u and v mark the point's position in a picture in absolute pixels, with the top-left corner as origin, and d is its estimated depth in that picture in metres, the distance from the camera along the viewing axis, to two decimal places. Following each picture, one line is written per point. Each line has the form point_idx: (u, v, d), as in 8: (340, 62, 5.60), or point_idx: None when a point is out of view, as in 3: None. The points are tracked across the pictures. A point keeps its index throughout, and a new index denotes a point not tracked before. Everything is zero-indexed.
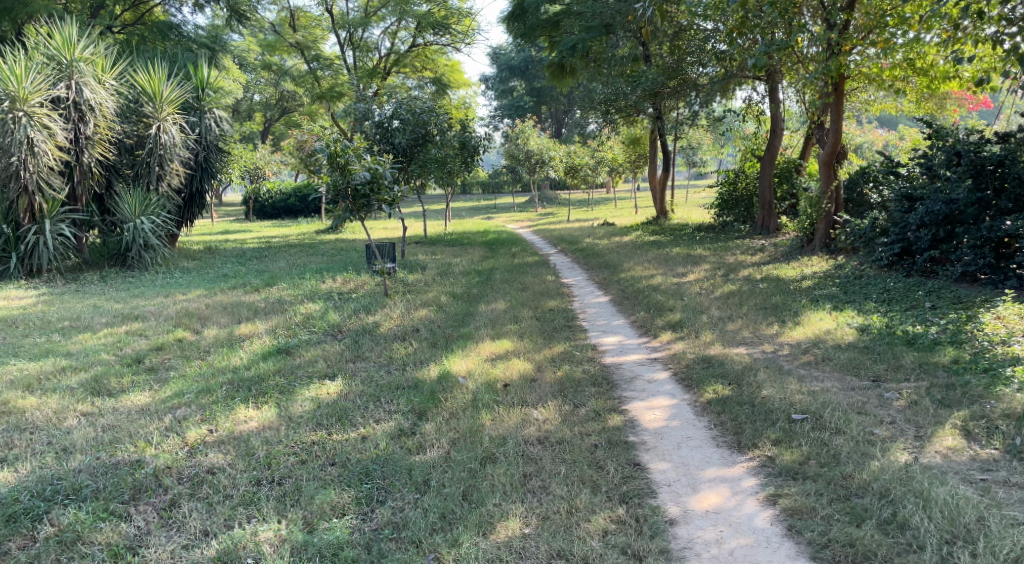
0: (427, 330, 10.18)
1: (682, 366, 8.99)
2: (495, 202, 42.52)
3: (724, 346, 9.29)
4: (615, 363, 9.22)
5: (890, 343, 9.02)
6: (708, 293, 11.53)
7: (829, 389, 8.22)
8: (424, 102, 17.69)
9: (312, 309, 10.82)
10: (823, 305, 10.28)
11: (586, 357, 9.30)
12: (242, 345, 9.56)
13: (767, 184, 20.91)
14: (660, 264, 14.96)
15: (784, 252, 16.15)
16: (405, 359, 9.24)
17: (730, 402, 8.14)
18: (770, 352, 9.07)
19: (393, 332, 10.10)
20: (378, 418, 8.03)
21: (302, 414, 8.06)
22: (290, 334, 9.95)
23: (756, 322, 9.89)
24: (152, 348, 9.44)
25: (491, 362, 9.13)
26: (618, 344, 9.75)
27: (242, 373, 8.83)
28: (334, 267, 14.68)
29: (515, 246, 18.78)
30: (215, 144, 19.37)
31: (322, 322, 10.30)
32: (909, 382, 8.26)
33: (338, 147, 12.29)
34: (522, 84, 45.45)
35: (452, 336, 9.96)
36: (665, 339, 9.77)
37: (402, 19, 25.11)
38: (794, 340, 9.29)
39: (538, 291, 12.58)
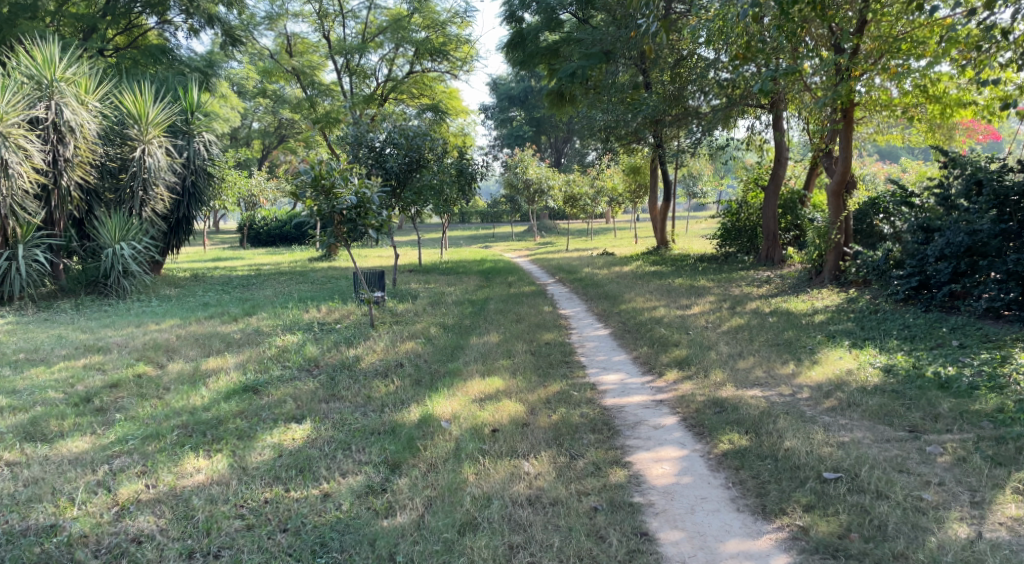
0: (412, 366, 9.43)
1: (691, 410, 8.23)
2: (493, 232, 41.90)
3: (736, 388, 8.53)
4: (617, 405, 8.46)
5: (922, 387, 8.27)
6: (716, 326, 10.79)
7: (860, 440, 7.47)
8: (417, 126, 17.07)
9: (288, 341, 10.08)
10: (841, 342, 9.56)
11: (585, 399, 8.52)
12: (207, 382, 8.80)
13: (772, 215, 20.27)
14: (662, 295, 14.26)
15: (791, 284, 15.45)
16: (386, 399, 8.49)
17: (750, 455, 7.39)
18: (787, 395, 8.33)
19: (375, 367, 9.36)
20: (345, 470, 7.28)
21: (258, 466, 7.32)
22: (260, 370, 9.21)
23: (769, 360, 9.15)
24: (106, 384, 8.70)
25: (480, 404, 8.36)
26: (619, 383, 9.00)
27: (200, 415, 8.08)
28: (319, 295, 13.97)
29: (511, 275, 18.09)
30: (205, 169, 18.68)
31: (296, 357, 9.55)
32: (950, 434, 7.52)
33: (323, 169, 11.63)
34: (521, 113, 44.89)
35: (438, 373, 9.20)
36: (671, 378, 9.01)
37: (400, 46, 24.59)
38: (814, 382, 8.54)
39: (534, 323, 11.86)
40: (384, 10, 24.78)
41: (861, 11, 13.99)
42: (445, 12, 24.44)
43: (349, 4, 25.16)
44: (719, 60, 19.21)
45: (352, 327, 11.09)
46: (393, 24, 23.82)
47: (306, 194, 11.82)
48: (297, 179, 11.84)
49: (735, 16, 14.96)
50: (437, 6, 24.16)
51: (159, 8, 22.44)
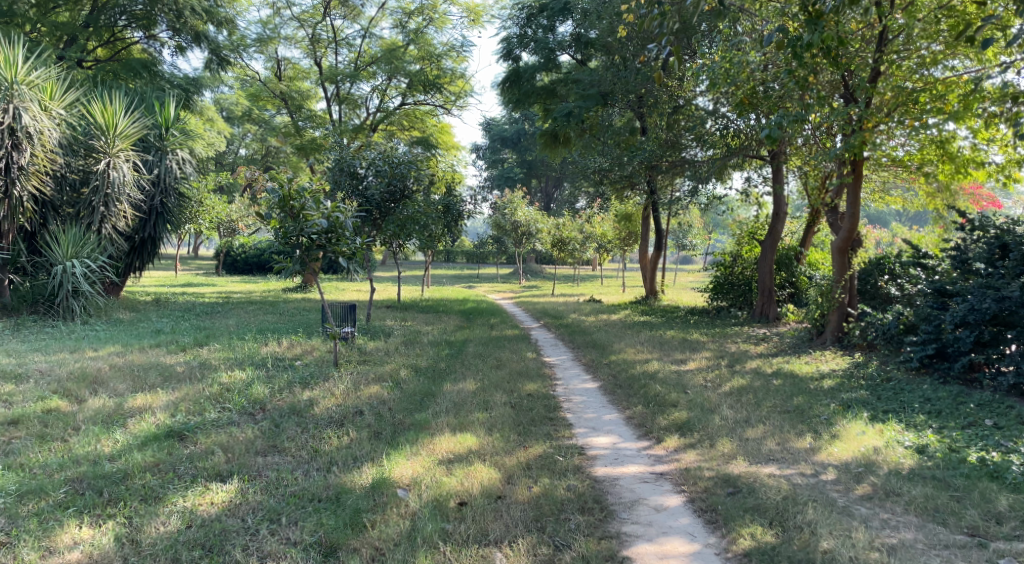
0: (373, 415, 8.33)
1: (698, 489, 7.17)
2: (477, 272, 40.94)
3: (749, 464, 7.49)
4: (610, 477, 7.38)
5: (970, 476, 7.24)
6: (718, 386, 9.75)
7: (910, 544, 6.44)
8: (403, 153, 16.14)
9: (235, 378, 8.97)
10: (860, 414, 8.54)
11: (572, 468, 7.44)
12: (125, 424, 7.77)
13: (768, 270, 19.36)
14: (654, 347, 13.24)
15: (790, 344, 14.48)
16: (338, 454, 7.44)
17: (777, 557, 6.36)
18: (807, 477, 7.29)
19: (330, 414, 8.25)
20: (265, 554, 6.30)
21: (156, 542, 6.34)
22: (193, 412, 8.12)
23: (782, 430, 8.11)
24: (5, 422, 7.65)
25: (447, 467, 7.30)
26: (611, 448, 7.93)
27: (102, 466, 7.08)
28: (283, 327, 12.89)
29: (493, 317, 17.08)
30: (176, 188, 17.50)
31: (240, 397, 8.46)
32: (1019, 542, 6.47)
33: (293, 190, 10.65)
34: (512, 155, 44.18)
35: (403, 425, 8.10)
36: (672, 446, 7.93)
37: (394, 78, 23.62)
38: (838, 461, 7.53)
39: (515, 371, 10.78)
40: (379, 39, 23.94)
41: (877, 59, 12.75)
42: (441, 46, 23.65)
43: (343, 32, 24.37)
44: (721, 105, 18.25)
45: (313, 365, 9.99)
46: (387, 55, 22.99)
47: (273, 215, 10.82)
48: (263, 197, 10.84)
49: (740, 58, 13.93)
50: (433, 38, 23.38)
51: (145, 22, 21.43)
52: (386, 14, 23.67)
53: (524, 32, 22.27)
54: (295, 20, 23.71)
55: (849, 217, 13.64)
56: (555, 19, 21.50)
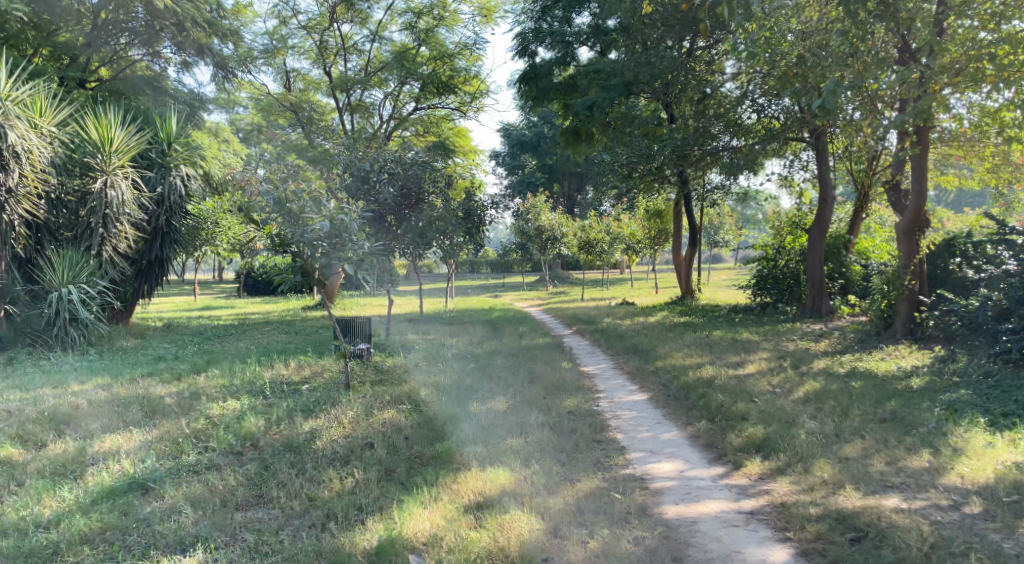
0: (387, 448, 7.22)
1: (808, 537, 5.99)
2: (503, 282, 39.60)
3: (853, 496, 6.29)
4: (687, 521, 6.24)
5: None
6: (789, 393, 8.45)
7: None
8: (414, 153, 14.89)
9: (225, 410, 7.93)
10: (977, 421, 7.30)
11: (636, 511, 6.30)
12: (81, 475, 6.75)
13: (817, 260, 17.83)
14: (703, 351, 11.90)
15: (855, 339, 13.14)
16: (338, 505, 6.33)
17: None
18: (947, 512, 6.07)
19: (335, 450, 7.17)
20: None
21: None
22: (169, 455, 7.10)
23: (889, 446, 6.94)
24: None
25: (477, 517, 6.18)
26: (680, 478, 6.83)
27: (30, 540, 5.94)
28: (292, 347, 11.72)
29: (523, 325, 15.80)
30: (182, 207, 16.02)
31: (225, 434, 7.37)
32: None
33: (289, 190, 9.34)
34: (533, 160, 42.78)
35: (421, 459, 7.03)
36: (754, 474, 6.80)
37: (406, 84, 22.36)
38: (978, 486, 6.31)
39: (550, 384, 9.52)
40: (388, 43, 22.61)
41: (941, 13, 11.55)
42: (454, 44, 22.07)
43: (352, 38, 23.02)
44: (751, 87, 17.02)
45: (322, 387, 8.85)
46: (397, 59, 21.59)
47: (266, 220, 9.54)
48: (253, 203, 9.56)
49: (782, 25, 13.19)
50: (445, 38, 21.83)
51: (148, 37, 19.87)
52: (395, 16, 22.47)
53: (539, 26, 20.76)
54: (301, 29, 22.43)
55: (914, 195, 12.46)
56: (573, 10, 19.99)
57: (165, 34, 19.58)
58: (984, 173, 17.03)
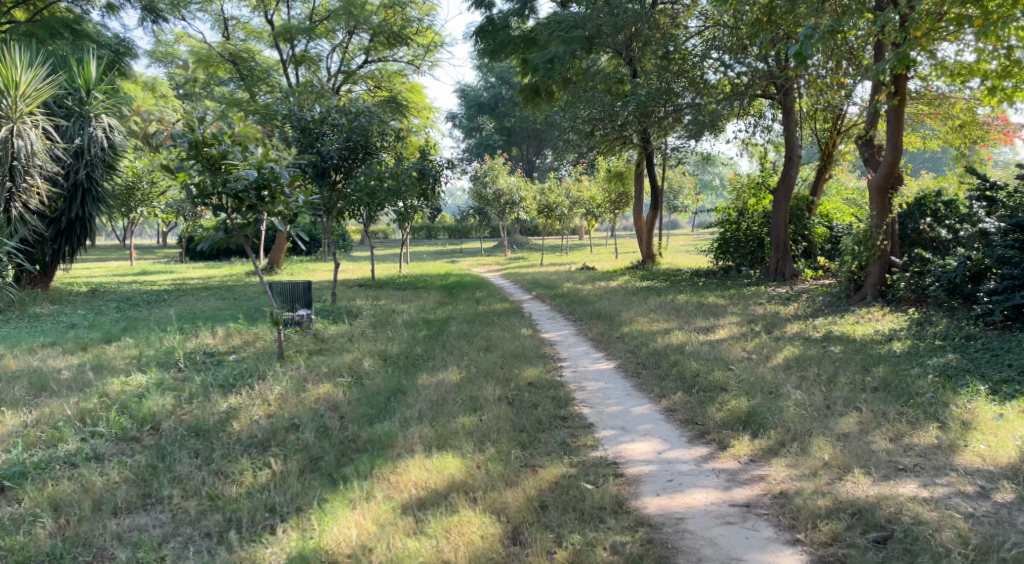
0: (318, 433, 6.54)
1: (823, 539, 5.41)
2: (461, 248, 38.59)
3: (847, 487, 5.78)
4: (671, 514, 5.66)
5: None
6: (765, 359, 7.85)
7: None
8: (360, 103, 13.81)
9: (125, 387, 7.21)
10: (981, 389, 6.82)
11: (609, 504, 5.72)
12: None
13: (780, 221, 16.97)
14: (669, 315, 11.18)
15: (824, 302, 12.49)
16: (243, 508, 5.71)
17: None
18: (977, 501, 5.58)
19: (251, 436, 6.52)
20: None
21: None
22: (44, 443, 6.37)
23: (889, 419, 6.48)
24: None
25: (419, 517, 5.59)
26: (663, 462, 6.20)
27: None
28: (223, 313, 10.77)
29: (479, 291, 14.98)
30: (105, 160, 14.87)
31: (119, 416, 6.70)
32: None
33: (208, 132, 8.29)
34: (491, 123, 41.64)
35: (356, 445, 6.38)
36: (743, 455, 6.25)
37: (355, 35, 21.20)
38: (998, 467, 5.85)
39: (509, 352, 8.74)
40: None
41: None
42: None
43: None
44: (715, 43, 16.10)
45: (251, 357, 8.06)
46: (344, 8, 20.06)
47: (182, 166, 8.43)
48: (169, 147, 8.44)
49: None
50: None
51: None
52: None
53: None
54: None
55: (889, 150, 11.78)
56: None
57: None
58: (947, 133, 16.51)
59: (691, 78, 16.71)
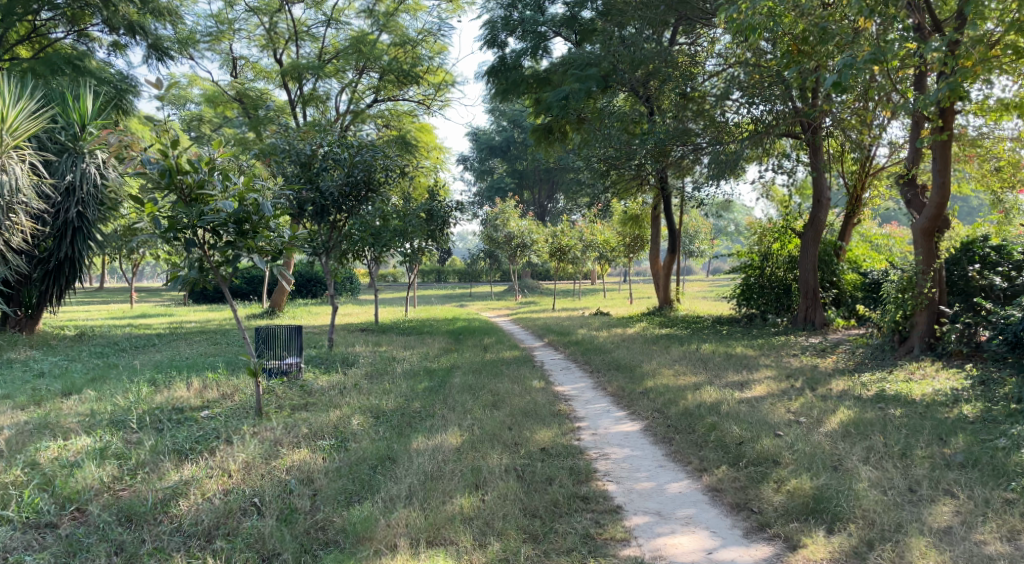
0: (279, 521, 5.80)
1: None
2: (470, 293, 37.65)
3: None
4: None
5: None
6: (816, 423, 7.03)
7: None
8: (363, 137, 12.94)
9: (61, 456, 6.41)
10: None
11: None
12: None
13: (810, 266, 15.91)
14: (695, 367, 10.21)
15: (865, 356, 11.45)
16: None
17: None
18: None
19: (194, 523, 5.76)
20: None
21: None
22: None
23: (993, 510, 5.74)
24: None
25: None
26: None
27: None
28: (206, 361, 9.85)
29: (489, 337, 14.01)
30: (98, 198, 14.03)
31: (35, 495, 5.93)
32: None
33: (185, 158, 7.51)
34: (503, 167, 40.84)
35: (321, 539, 5.64)
36: (818, 558, 5.48)
37: (365, 74, 20.43)
38: None
39: (518, 409, 7.72)
40: (348, 31, 20.30)
41: None
42: (416, 31, 20.10)
43: (307, 25, 20.10)
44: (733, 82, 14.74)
45: (223, 415, 7.29)
46: (353, 45, 19.37)
47: (153, 198, 7.66)
48: (138, 175, 7.71)
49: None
50: (407, 25, 19.90)
51: (76, 15, 16.68)
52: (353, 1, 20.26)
53: (510, 15, 18.32)
54: (249, 13, 19.30)
55: (935, 189, 10.88)
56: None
57: (98, 16, 16.55)
58: (982, 176, 15.57)
59: (709, 119, 15.42)
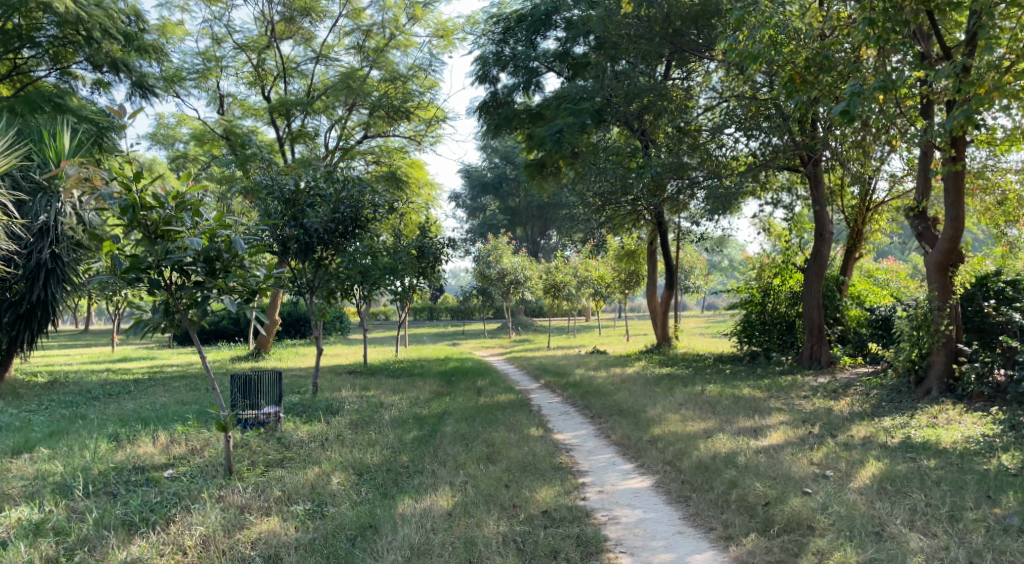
0: None
1: None
2: (463, 330, 37.00)
3: None
4: None
5: None
6: (845, 477, 6.74)
7: None
8: (349, 171, 12.35)
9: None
10: None
11: None
12: None
13: (814, 303, 15.21)
14: (701, 411, 9.66)
15: (879, 397, 10.80)
16: None
17: None
18: None
19: None
20: None
21: None
22: None
23: None
24: None
25: None
26: None
27: None
28: (179, 411, 9.23)
29: (483, 378, 13.42)
30: (73, 238, 13.41)
31: None
32: None
33: (148, 194, 6.93)
34: (495, 203, 40.40)
35: None
36: None
37: (353, 111, 19.88)
38: None
39: (515, 463, 7.26)
40: (337, 68, 19.66)
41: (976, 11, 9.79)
42: (405, 66, 19.65)
43: (296, 62, 19.59)
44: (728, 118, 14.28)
45: (187, 475, 6.90)
46: (342, 81, 18.78)
47: (116, 236, 7.09)
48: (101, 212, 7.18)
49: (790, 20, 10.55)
50: (397, 60, 19.44)
51: (61, 54, 15.97)
52: (342, 37, 19.83)
53: (501, 50, 17.85)
54: (236, 49, 18.79)
55: (949, 221, 10.30)
56: (537, 31, 17.24)
57: (82, 54, 15.86)
58: (987, 210, 15.12)
59: (704, 152, 14.96)
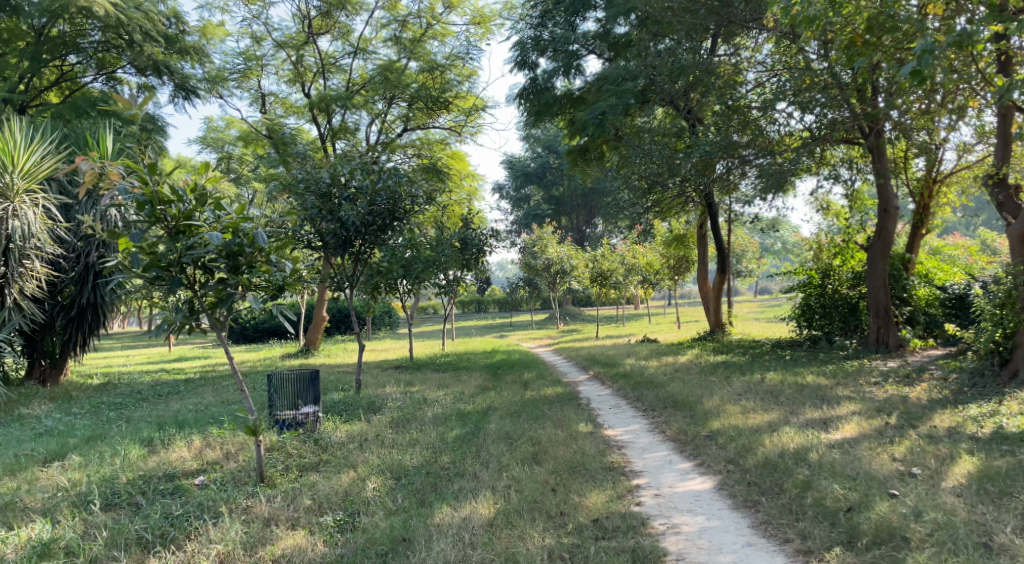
0: None
1: None
2: (510, 321, 36.52)
3: None
4: None
5: None
6: (934, 477, 6.27)
7: None
8: (385, 160, 11.86)
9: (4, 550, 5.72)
10: None
11: None
12: None
13: (881, 283, 14.20)
14: (761, 400, 9.06)
15: (961, 382, 10.00)
16: None
17: None
18: None
19: None
20: None
21: None
22: None
23: None
24: None
25: None
26: None
27: None
28: (212, 412, 8.88)
29: (530, 370, 12.94)
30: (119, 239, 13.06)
31: None
32: None
33: (165, 188, 6.64)
34: (540, 193, 39.76)
35: None
36: None
37: (392, 102, 19.40)
38: None
39: (563, 463, 6.78)
40: (375, 60, 19.20)
41: None
42: (443, 55, 19.11)
43: (335, 57, 19.22)
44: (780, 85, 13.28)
45: (218, 482, 6.58)
46: (380, 72, 18.32)
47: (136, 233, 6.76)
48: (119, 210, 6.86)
49: None
50: (434, 50, 18.93)
51: (104, 59, 15.82)
52: (380, 30, 19.39)
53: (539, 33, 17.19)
54: (276, 48, 18.44)
55: None
56: (577, 11, 16.56)
57: (124, 58, 15.61)
58: None
59: (755, 129, 14.11)
